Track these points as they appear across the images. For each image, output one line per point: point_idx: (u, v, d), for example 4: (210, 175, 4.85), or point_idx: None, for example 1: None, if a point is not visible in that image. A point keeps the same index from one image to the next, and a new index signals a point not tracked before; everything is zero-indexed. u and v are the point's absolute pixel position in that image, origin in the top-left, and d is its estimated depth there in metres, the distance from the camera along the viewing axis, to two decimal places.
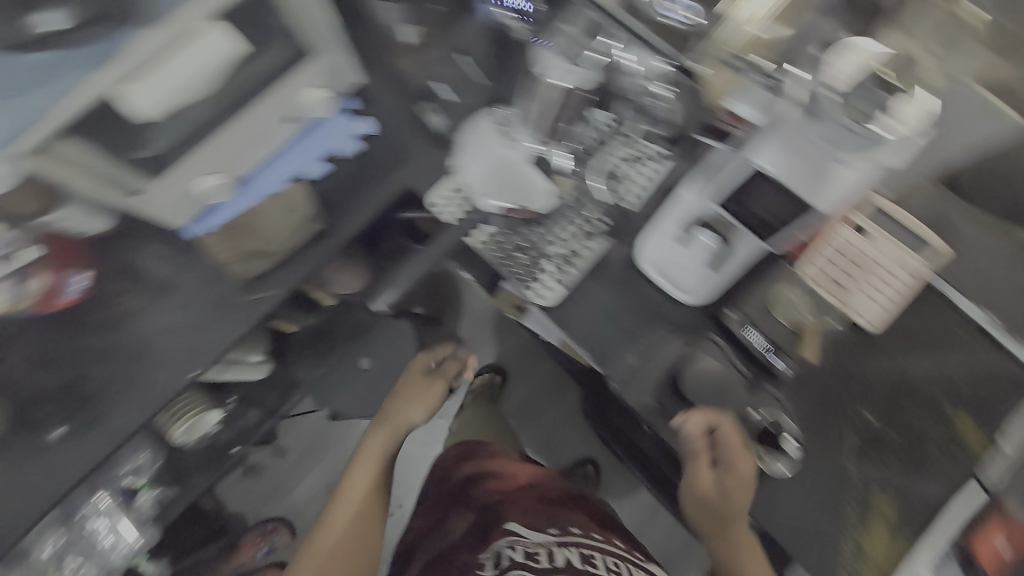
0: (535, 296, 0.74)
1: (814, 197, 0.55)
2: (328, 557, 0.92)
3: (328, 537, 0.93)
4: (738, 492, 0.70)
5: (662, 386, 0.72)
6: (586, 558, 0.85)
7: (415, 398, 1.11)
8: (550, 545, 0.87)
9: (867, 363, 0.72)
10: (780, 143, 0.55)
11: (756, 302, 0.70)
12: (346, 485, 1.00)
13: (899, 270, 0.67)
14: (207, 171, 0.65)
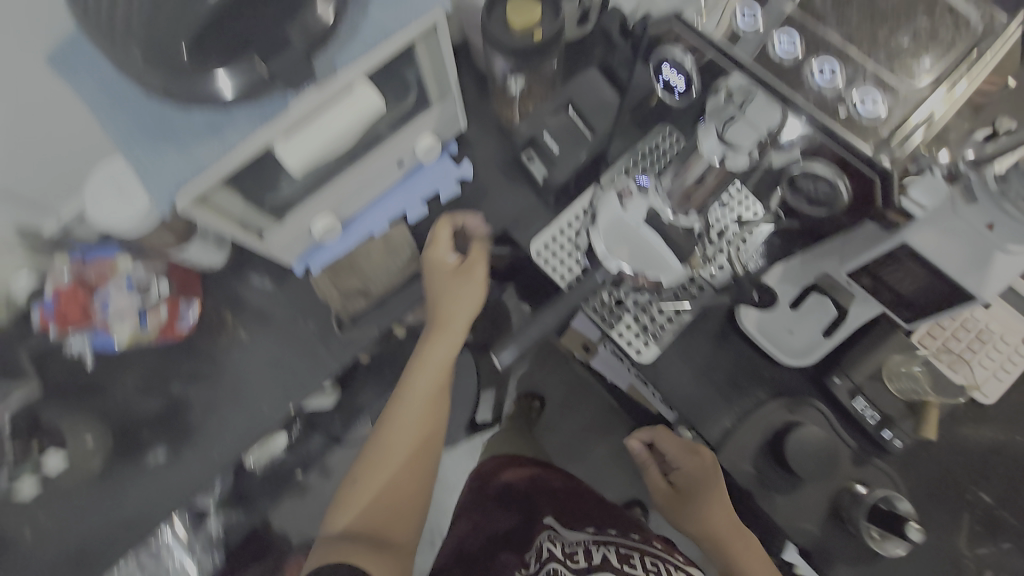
0: (633, 351, 0.69)
1: (972, 286, 0.45)
2: (390, 482, 0.73)
3: (381, 457, 0.74)
4: (707, 483, 0.75)
5: (761, 450, 0.68)
6: (626, 557, 0.76)
7: (449, 297, 0.73)
8: (586, 543, 0.81)
9: (988, 439, 0.68)
10: (936, 224, 0.45)
11: (865, 368, 0.67)
12: (407, 389, 0.74)
13: (1013, 340, 0.67)
14: (327, 210, 0.71)
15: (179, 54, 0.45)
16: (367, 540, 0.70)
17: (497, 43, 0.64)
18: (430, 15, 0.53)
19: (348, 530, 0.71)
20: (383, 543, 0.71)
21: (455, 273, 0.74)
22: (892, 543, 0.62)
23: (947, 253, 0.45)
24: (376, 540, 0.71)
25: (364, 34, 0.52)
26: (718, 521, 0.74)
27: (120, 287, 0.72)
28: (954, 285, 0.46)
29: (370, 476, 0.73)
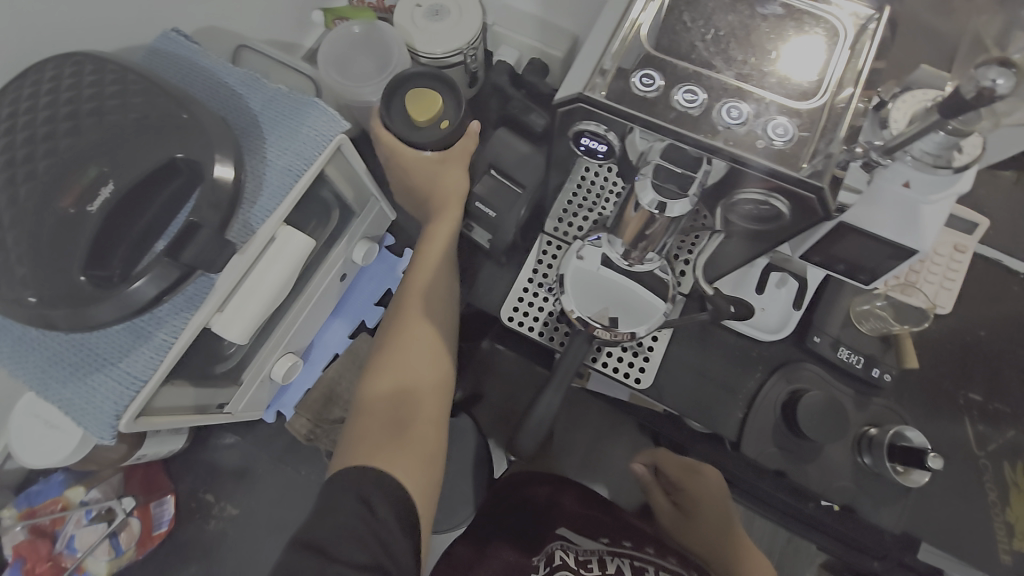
0: (631, 382, 0.69)
1: (910, 241, 0.49)
2: (428, 394, 0.60)
3: (409, 335, 0.63)
4: (706, 497, 0.87)
5: (777, 428, 0.71)
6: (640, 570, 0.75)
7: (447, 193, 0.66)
8: (601, 553, 0.78)
9: (953, 344, 0.74)
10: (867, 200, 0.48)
11: (836, 320, 0.72)
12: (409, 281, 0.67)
13: (943, 252, 0.74)
14: (286, 350, 0.67)
15: (78, 282, 0.42)
16: (392, 419, 0.58)
17: (409, 141, 0.63)
18: (331, 141, 0.52)
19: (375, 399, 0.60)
20: (408, 418, 0.58)
21: (436, 162, 0.65)
22: (920, 473, 0.65)
23: (882, 221, 0.49)
24: (402, 420, 0.58)
25: (271, 182, 0.50)
26: (725, 526, 0.85)
27: (81, 519, 0.77)
28: (893, 244, 0.50)
29: (401, 353, 0.62)
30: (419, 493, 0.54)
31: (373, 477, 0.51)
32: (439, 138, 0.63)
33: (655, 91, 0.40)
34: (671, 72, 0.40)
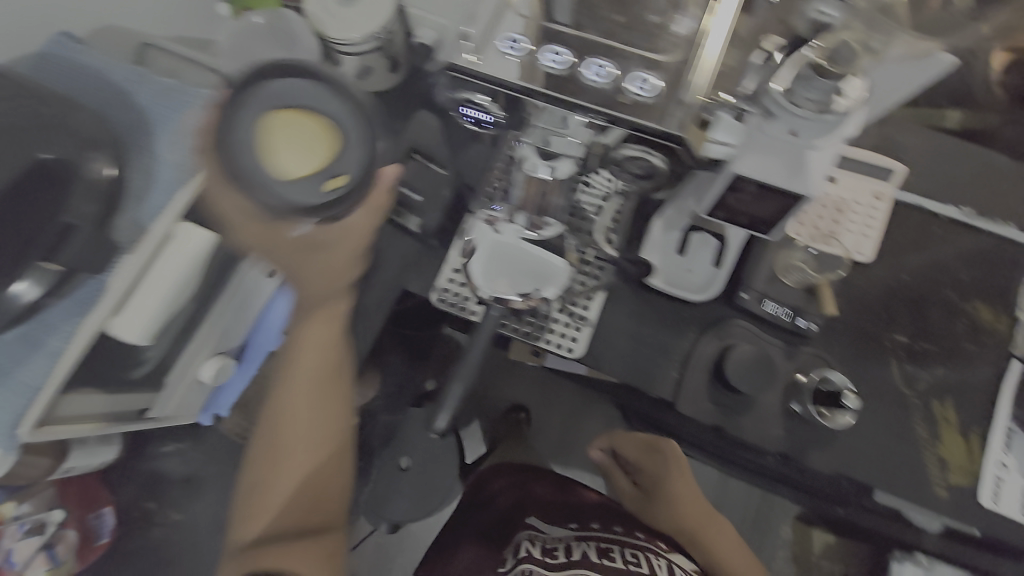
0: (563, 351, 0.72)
1: (800, 187, 0.50)
2: (326, 500, 0.71)
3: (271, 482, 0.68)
4: (667, 473, 0.95)
5: (711, 385, 0.72)
6: (605, 551, 0.76)
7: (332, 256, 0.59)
8: (568, 539, 0.80)
9: (878, 291, 0.76)
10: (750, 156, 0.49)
11: (762, 275, 0.74)
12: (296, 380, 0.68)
13: (862, 201, 0.76)
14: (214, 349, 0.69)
15: None
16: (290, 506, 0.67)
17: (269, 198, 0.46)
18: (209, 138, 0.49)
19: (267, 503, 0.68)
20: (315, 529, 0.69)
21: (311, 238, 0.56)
22: (845, 415, 0.68)
23: (771, 168, 0.49)
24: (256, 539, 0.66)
25: (161, 177, 0.51)
26: (688, 503, 0.92)
27: (15, 533, 0.84)
28: (785, 191, 0.51)
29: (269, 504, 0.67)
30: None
31: None
32: (322, 204, 0.47)
33: (518, 52, 0.40)
34: (535, 33, 0.40)
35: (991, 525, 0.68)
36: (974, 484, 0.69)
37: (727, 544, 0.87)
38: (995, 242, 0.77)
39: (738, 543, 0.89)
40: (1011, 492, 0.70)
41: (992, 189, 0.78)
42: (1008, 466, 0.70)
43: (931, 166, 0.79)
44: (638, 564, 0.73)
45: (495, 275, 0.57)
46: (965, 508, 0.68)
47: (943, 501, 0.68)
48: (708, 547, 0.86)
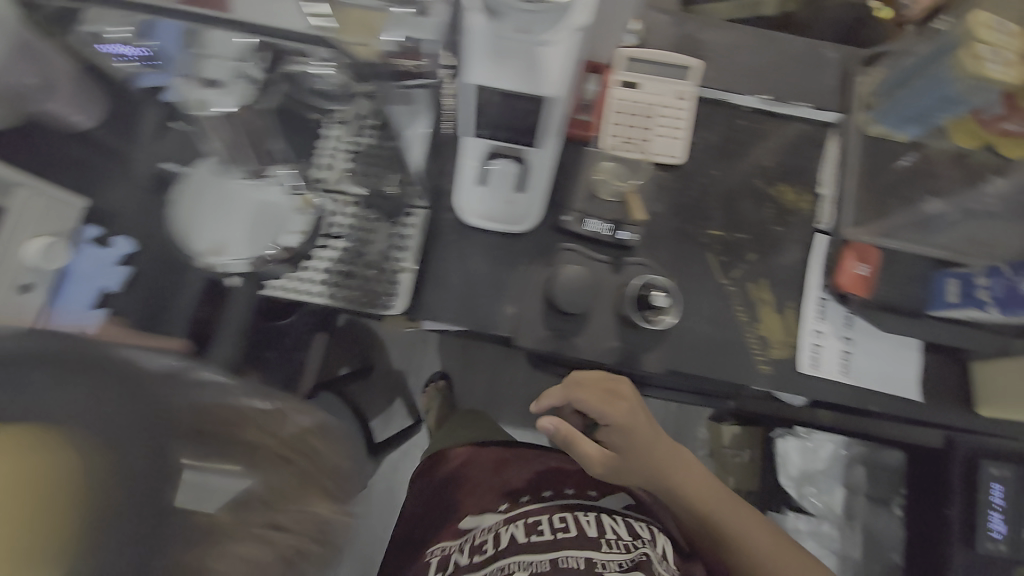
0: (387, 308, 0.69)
1: (539, 90, 0.47)
2: None
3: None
4: (622, 428, 0.75)
5: (545, 312, 0.73)
6: (533, 526, 0.75)
7: None
8: (495, 528, 0.77)
9: (692, 191, 0.77)
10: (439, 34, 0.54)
11: (580, 195, 0.74)
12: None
13: (666, 102, 0.76)
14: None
15: None
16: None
17: None
18: None
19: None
20: None
21: None
22: (668, 316, 0.71)
23: (505, 72, 0.47)
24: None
25: None
26: (646, 456, 0.74)
27: None
28: (528, 97, 0.48)
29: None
30: None
31: None
32: None
33: None
34: None
35: (815, 391, 0.72)
36: (793, 355, 0.73)
37: (691, 479, 0.75)
38: (795, 124, 0.79)
39: (701, 478, 0.76)
40: (831, 356, 0.73)
41: (792, 69, 0.79)
42: (825, 332, 0.73)
43: (736, 55, 0.79)
44: (565, 531, 0.73)
45: (201, 231, 0.68)
46: (788, 379, 0.73)
47: (765, 374, 0.73)
48: (676, 488, 0.74)
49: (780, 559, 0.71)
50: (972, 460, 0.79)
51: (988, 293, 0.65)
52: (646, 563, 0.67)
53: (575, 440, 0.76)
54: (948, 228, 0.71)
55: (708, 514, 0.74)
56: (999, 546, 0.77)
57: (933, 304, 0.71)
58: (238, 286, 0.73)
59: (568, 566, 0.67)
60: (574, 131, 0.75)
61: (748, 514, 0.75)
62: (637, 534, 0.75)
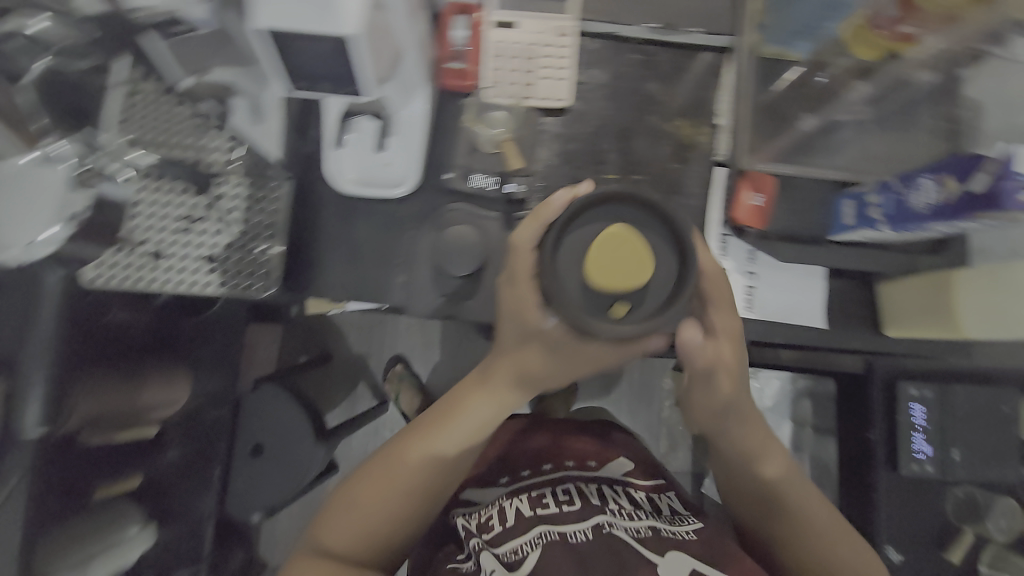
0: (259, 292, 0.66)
1: (335, 26, 0.40)
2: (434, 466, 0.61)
3: (404, 474, 0.61)
4: (725, 377, 0.53)
5: (437, 277, 0.70)
6: (538, 500, 0.70)
7: None
8: (498, 503, 0.72)
9: (584, 135, 0.73)
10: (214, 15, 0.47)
11: (461, 149, 0.70)
12: (499, 365, 0.57)
13: (548, 42, 0.70)
14: None
15: None
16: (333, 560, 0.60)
17: None
18: None
19: (329, 546, 0.61)
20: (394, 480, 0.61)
21: None
22: None
23: (293, 7, 0.40)
24: (364, 561, 0.62)
25: None
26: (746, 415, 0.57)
27: None
28: (329, 38, 0.42)
29: (338, 530, 0.61)
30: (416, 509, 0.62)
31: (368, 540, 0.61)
32: None
33: None
34: None
35: None
36: None
37: (778, 458, 0.60)
38: (689, 52, 0.74)
39: (789, 457, 0.62)
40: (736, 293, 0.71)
41: None
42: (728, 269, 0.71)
43: None
44: (571, 505, 0.68)
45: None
46: None
47: None
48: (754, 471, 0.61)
49: (840, 539, 0.60)
50: (891, 382, 0.79)
51: (879, 210, 0.61)
52: (654, 537, 0.65)
53: (714, 374, 0.53)
54: (844, 148, 0.68)
55: (784, 501, 0.61)
56: (923, 468, 0.75)
57: (833, 229, 0.68)
58: (63, 274, 0.40)
59: (577, 541, 0.63)
60: (451, 83, 0.69)
61: (826, 507, 0.62)
62: (639, 501, 0.74)
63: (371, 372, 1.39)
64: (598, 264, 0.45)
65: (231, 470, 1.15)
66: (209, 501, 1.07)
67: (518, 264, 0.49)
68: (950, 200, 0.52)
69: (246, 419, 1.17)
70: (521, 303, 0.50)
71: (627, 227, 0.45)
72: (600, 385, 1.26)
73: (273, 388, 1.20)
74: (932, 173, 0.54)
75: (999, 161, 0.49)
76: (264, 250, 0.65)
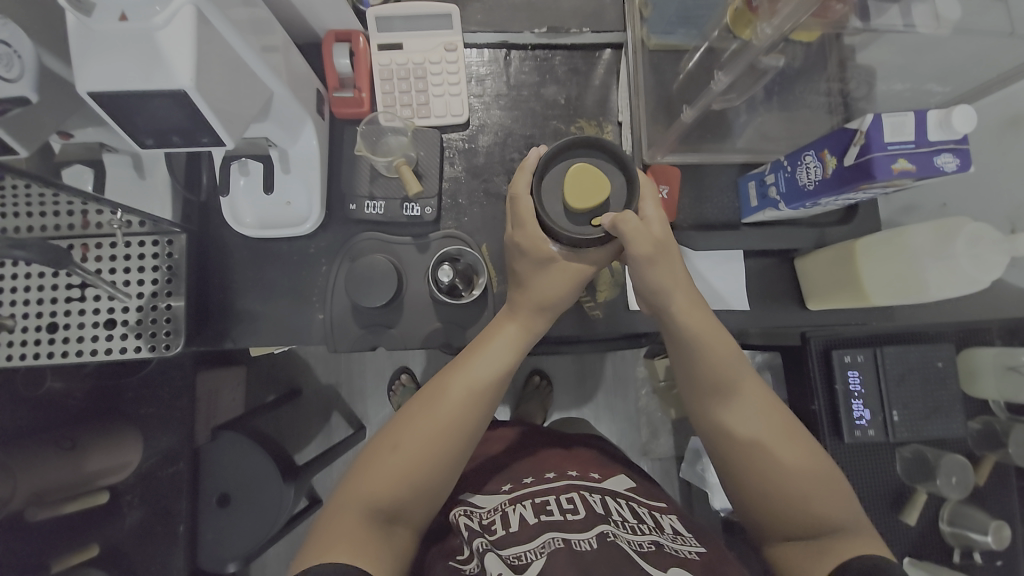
0: (163, 351, 0.63)
1: (166, 81, 0.40)
2: (417, 495, 0.54)
3: (445, 404, 0.56)
4: (661, 260, 0.54)
5: (355, 310, 0.68)
6: (542, 506, 0.59)
7: None
8: (500, 508, 0.61)
9: (489, 146, 0.72)
10: (46, 89, 0.46)
11: (362, 178, 0.69)
12: (520, 293, 0.60)
13: (436, 58, 0.70)
14: None
15: None
16: (372, 517, 0.52)
17: None
18: None
19: (369, 499, 0.52)
20: (392, 519, 0.53)
21: None
22: (474, 288, 0.68)
23: (124, 70, 0.40)
24: (393, 513, 0.53)
25: None
26: (706, 320, 0.55)
27: None
28: (165, 93, 0.41)
29: (376, 477, 0.53)
30: (416, 497, 0.54)
31: (393, 499, 0.53)
32: None
33: None
34: None
35: (645, 323, 0.74)
36: (621, 294, 0.74)
37: (750, 387, 0.55)
38: (583, 54, 0.74)
39: (767, 391, 0.56)
40: None
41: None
42: None
43: None
44: (576, 513, 0.58)
45: None
46: (618, 318, 0.74)
47: (598, 320, 0.74)
48: (723, 413, 0.55)
49: (830, 498, 0.51)
50: (827, 353, 0.72)
51: (776, 189, 0.63)
52: (657, 552, 0.54)
53: (660, 261, 0.54)
54: (743, 129, 0.68)
55: (760, 444, 0.53)
56: (867, 433, 0.71)
57: (744, 212, 0.70)
58: None
59: (584, 550, 0.52)
60: (345, 111, 0.68)
61: (829, 482, 0.51)
62: (645, 516, 0.61)
63: (343, 400, 1.28)
64: (574, 192, 0.52)
65: (200, 525, 0.92)
66: (177, 560, 0.90)
67: (517, 211, 0.57)
68: (831, 174, 0.53)
69: (207, 472, 0.93)
70: (531, 238, 0.57)
71: (620, 153, 0.53)
72: (568, 386, 1.26)
73: (235, 435, 0.96)
74: (813, 150, 0.56)
75: (862, 132, 0.49)
76: (168, 306, 0.64)
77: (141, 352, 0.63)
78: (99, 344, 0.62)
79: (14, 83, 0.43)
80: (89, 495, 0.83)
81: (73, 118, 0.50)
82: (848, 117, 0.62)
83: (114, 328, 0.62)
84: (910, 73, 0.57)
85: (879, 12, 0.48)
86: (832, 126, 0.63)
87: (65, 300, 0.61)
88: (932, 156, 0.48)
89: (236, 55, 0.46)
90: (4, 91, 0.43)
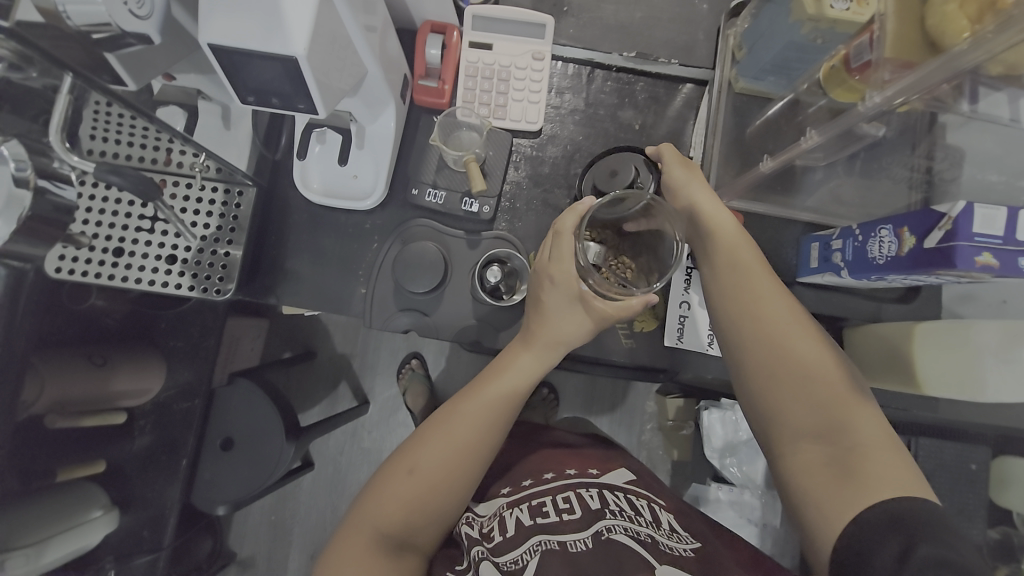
0: (214, 294, 0.67)
1: (280, 46, 0.42)
2: (434, 518, 0.54)
3: (465, 427, 0.56)
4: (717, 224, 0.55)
5: (396, 291, 0.70)
6: (539, 507, 0.58)
7: None
8: (500, 512, 0.60)
9: (555, 157, 0.73)
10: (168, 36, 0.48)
11: (430, 167, 0.70)
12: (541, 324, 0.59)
13: (522, 63, 0.71)
14: None
15: None
16: (383, 542, 0.52)
17: None
18: None
19: (378, 523, 0.53)
20: (400, 538, 0.53)
21: None
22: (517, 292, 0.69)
23: (243, 28, 0.42)
24: (403, 540, 0.53)
25: None
26: (743, 294, 0.52)
27: None
28: (277, 57, 0.43)
29: (388, 501, 0.53)
30: (421, 516, 0.54)
31: (406, 518, 0.53)
32: None
33: None
34: None
35: (677, 361, 0.73)
36: (659, 327, 0.73)
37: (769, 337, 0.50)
38: (666, 84, 0.75)
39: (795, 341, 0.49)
40: (697, 329, 0.73)
41: (662, 23, 0.74)
42: (692, 303, 0.73)
43: (600, 10, 0.74)
44: (572, 512, 0.57)
45: None
46: (649, 351, 0.73)
47: (628, 348, 0.73)
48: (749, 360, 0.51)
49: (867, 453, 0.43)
50: None
51: (841, 255, 0.62)
52: (652, 545, 0.53)
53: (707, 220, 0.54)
54: (815, 189, 0.67)
55: (802, 425, 0.46)
56: None
57: (802, 270, 0.70)
58: None
59: (580, 552, 0.52)
60: (425, 99, 0.70)
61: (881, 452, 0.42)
62: (642, 508, 0.59)
63: (353, 372, 1.30)
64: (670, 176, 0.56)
65: (200, 465, 0.94)
66: (171, 494, 0.92)
67: (557, 243, 0.56)
68: (906, 253, 0.52)
69: (217, 413, 0.96)
70: (564, 272, 0.56)
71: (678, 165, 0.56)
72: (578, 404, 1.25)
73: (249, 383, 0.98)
74: (891, 224, 0.54)
75: (950, 217, 0.47)
76: (226, 253, 0.67)
77: (191, 290, 0.66)
78: (159, 277, 0.66)
79: (143, 21, 0.43)
80: (106, 414, 0.84)
81: (181, 63, 0.52)
82: (927, 196, 0.59)
83: (172, 264, 0.66)
84: (1005, 164, 0.51)
85: (989, 97, 0.44)
86: (906, 204, 0.60)
87: (134, 229, 0.64)
88: (1016, 256, 0.47)
89: (344, 29, 0.48)
90: (132, 27, 0.43)
